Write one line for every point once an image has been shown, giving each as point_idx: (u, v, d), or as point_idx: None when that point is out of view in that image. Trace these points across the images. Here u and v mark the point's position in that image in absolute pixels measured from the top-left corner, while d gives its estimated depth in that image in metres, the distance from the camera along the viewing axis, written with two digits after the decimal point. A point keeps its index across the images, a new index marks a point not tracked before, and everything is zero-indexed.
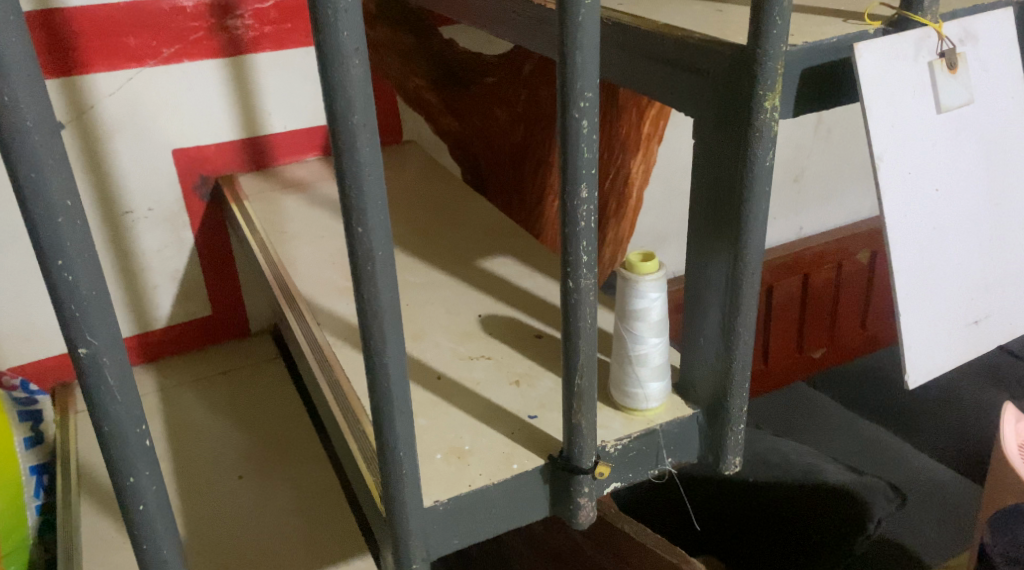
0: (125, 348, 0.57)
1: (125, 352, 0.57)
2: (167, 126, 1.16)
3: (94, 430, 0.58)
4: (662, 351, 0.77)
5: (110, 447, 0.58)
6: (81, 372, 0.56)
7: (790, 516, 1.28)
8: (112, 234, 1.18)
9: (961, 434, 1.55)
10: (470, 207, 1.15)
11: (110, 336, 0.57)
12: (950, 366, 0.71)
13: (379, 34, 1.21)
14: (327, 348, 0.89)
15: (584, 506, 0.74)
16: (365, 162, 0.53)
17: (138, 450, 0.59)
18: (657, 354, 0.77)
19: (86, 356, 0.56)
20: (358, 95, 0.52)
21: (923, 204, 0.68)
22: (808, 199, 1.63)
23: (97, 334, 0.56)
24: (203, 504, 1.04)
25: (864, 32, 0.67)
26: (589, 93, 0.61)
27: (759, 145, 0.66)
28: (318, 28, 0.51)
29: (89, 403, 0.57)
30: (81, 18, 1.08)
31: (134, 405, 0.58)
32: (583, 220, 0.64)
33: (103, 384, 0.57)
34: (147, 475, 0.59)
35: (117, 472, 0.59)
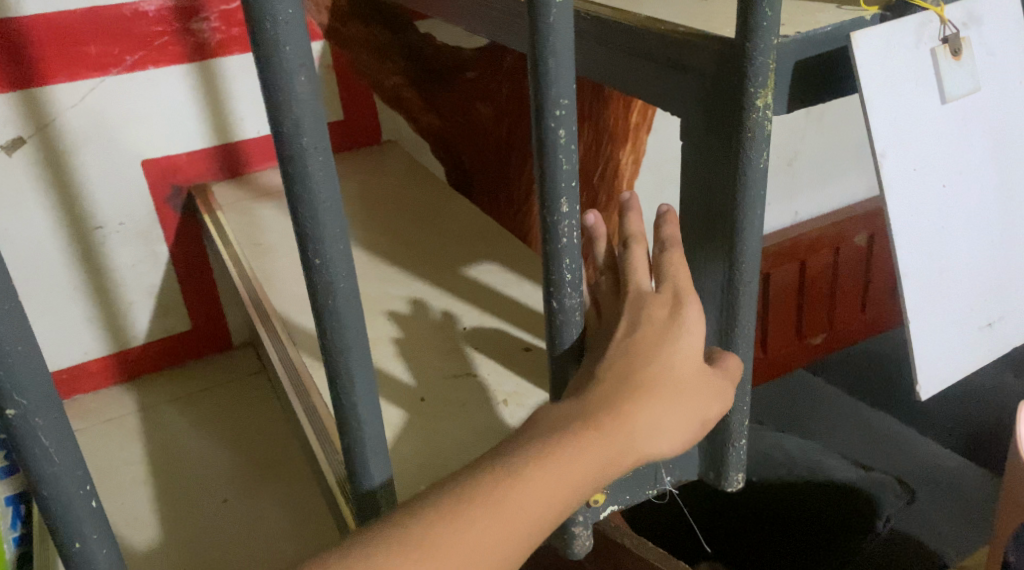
0: (60, 406, 0.54)
1: (60, 411, 0.54)
2: (134, 136, 1.11)
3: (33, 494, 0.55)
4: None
5: (52, 511, 0.55)
6: (12, 435, 0.53)
7: (800, 523, 1.24)
8: (82, 252, 1.12)
9: (971, 421, 1.51)
10: (453, 210, 1.10)
11: (42, 395, 0.53)
12: (963, 372, 0.67)
13: (352, 30, 1.15)
14: (303, 373, 0.84)
15: (580, 535, 0.70)
16: (319, 186, 0.55)
17: (84, 513, 0.55)
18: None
19: (16, 417, 0.53)
20: (305, 113, 0.53)
21: (930, 201, 0.63)
22: (803, 183, 1.58)
23: (28, 394, 0.52)
24: (186, 532, 0.99)
25: (861, 19, 0.62)
26: (565, 99, 0.59)
27: (752, 146, 0.61)
28: (260, 49, 0.52)
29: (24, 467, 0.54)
30: (38, 27, 1.03)
31: (75, 466, 0.55)
32: (565, 236, 0.62)
33: (37, 446, 0.54)
34: (95, 538, 0.56)
35: (63, 537, 0.55)
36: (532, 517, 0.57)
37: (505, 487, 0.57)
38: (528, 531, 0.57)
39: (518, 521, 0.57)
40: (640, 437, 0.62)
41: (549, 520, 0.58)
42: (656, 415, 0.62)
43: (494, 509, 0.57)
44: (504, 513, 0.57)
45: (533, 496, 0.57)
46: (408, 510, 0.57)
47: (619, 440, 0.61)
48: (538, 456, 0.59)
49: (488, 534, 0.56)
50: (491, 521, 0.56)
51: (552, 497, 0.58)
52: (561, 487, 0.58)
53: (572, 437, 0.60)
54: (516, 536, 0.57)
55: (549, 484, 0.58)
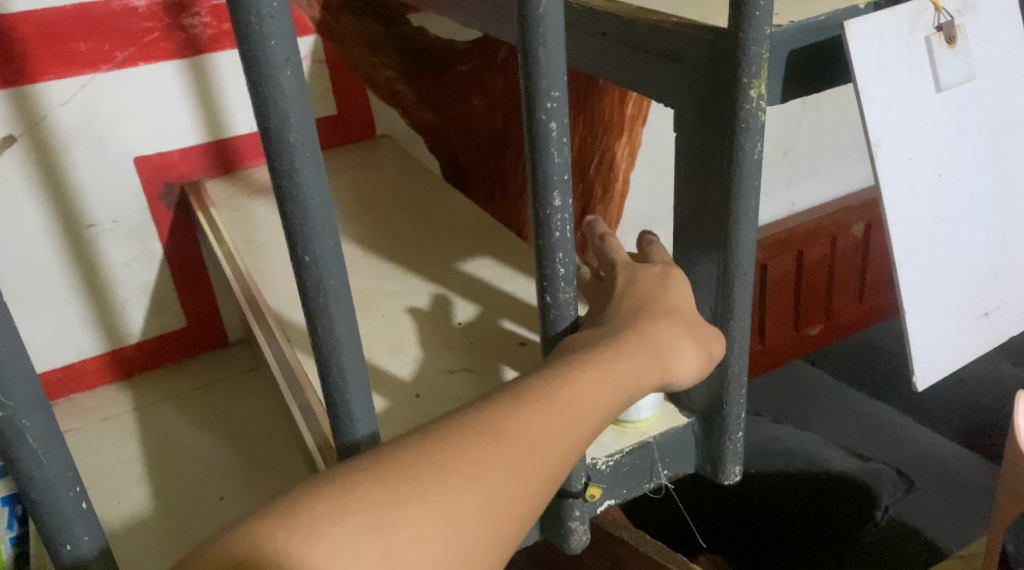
0: (48, 408, 0.54)
1: (48, 412, 0.54)
2: (125, 133, 1.10)
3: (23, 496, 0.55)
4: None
5: (42, 513, 0.55)
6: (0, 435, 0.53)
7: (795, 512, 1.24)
8: (75, 250, 1.11)
9: (969, 410, 1.51)
10: (447, 205, 1.09)
11: (30, 396, 0.53)
12: (961, 363, 0.66)
13: (344, 25, 1.15)
14: (298, 370, 0.84)
15: (577, 530, 0.69)
16: (308, 181, 0.54)
17: (74, 515, 0.56)
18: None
19: (4, 419, 0.53)
20: (293, 110, 0.53)
21: (927, 191, 0.63)
22: (799, 173, 1.58)
23: (15, 395, 0.52)
24: (181, 529, 0.98)
25: (854, 8, 0.62)
26: (556, 92, 0.58)
27: (746, 137, 0.61)
28: (247, 43, 0.51)
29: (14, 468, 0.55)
30: (27, 23, 1.02)
31: (64, 467, 0.55)
32: (558, 230, 0.62)
33: (25, 448, 0.54)
34: (86, 540, 0.57)
35: (54, 538, 0.56)
36: (579, 415, 0.61)
37: (553, 387, 0.61)
38: (577, 427, 0.61)
39: (568, 417, 0.60)
40: (662, 350, 0.65)
41: (592, 420, 0.61)
42: (673, 332, 0.66)
43: (546, 405, 0.60)
44: (555, 410, 0.60)
45: (579, 397, 0.61)
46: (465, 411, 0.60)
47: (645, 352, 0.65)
48: (576, 364, 0.63)
49: (543, 425, 0.59)
50: (543, 412, 0.60)
51: (594, 398, 0.62)
52: (602, 390, 0.62)
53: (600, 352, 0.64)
54: (566, 430, 0.60)
55: (592, 387, 0.62)
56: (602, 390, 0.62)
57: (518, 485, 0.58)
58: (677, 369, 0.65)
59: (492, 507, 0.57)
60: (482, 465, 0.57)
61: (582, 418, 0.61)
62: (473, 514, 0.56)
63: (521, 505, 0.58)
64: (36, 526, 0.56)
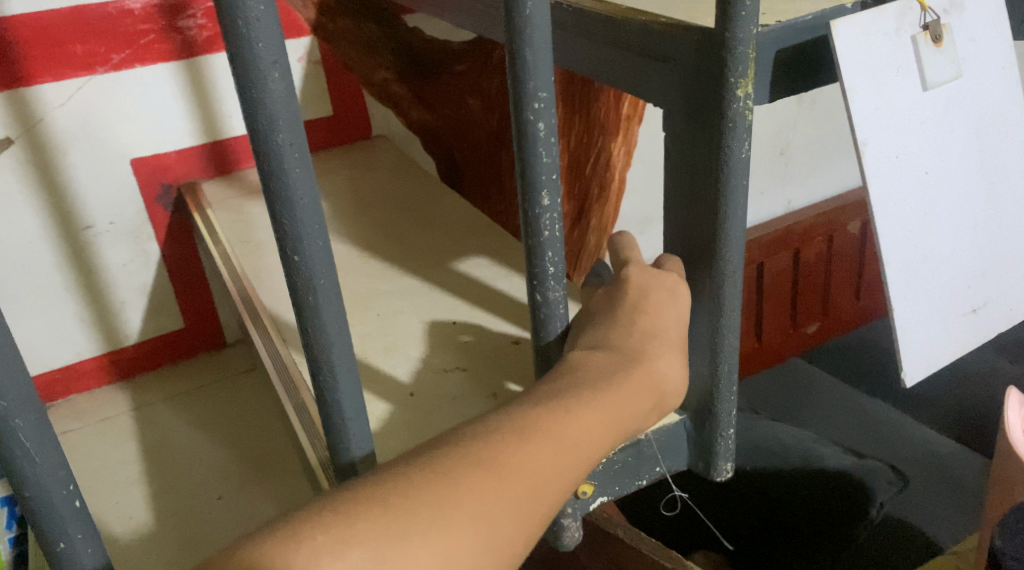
0: (41, 408, 0.55)
1: (42, 412, 0.55)
2: (121, 135, 1.11)
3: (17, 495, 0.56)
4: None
5: (37, 512, 0.56)
6: None
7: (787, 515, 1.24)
8: (71, 252, 1.12)
9: (964, 407, 1.51)
10: (442, 205, 1.10)
11: (23, 396, 0.54)
12: (948, 360, 0.67)
13: (340, 25, 1.17)
14: (293, 371, 0.85)
15: (569, 527, 0.71)
16: (296, 182, 0.55)
17: (68, 514, 0.57)
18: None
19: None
20: (281, 112, 0.53)
21: (915, 188, 0.63)
22: (795, 172, 1.58)
23: (9, 395, 0.53)
24: (179, 530, 0.99)
25: (841, 8, 0.62)
26: (543, 93, 0.59)
27: (734, 136, 0.61)
28: (235, 45, 0.52)
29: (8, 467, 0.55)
30: (23, 26, 1.02)
31: (59, 466, 0.56)
32: (547, 230, 0.62)
33: (18, 447, 0.54)
34: (80, 538, 0.57)
35: (47, 537, 0.57)
36: (581, 450, 0.61)
37: (555, 420, 0.60)
38: (578, 462, 0.60)
39: (570, 452, 0.60)
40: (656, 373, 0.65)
41: (591, 447, 0.61)
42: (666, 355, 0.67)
43: (547, 432, 0.60)
44: (557, 445, 0.60)
45: (581, 431, 0.61)
46: (466, 438, 0.59)
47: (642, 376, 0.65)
48: (578, 396, 0.62)
49: (545, 460, 0.59)
50: (541, 440, 0.59)
51: (596, 433, 0.61)
52: (604, 424, 0.62)
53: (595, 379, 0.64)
54: (569, 465, 0.60)
55: (594, 421, 0.62)
56: (604, 424, 0.62)
57: (520, 522, 0.57)
58: (671, 401, 0.67)
59: (495, 546, 0.56)
60: (486, 502, 0.56)
61: (584, 453, 0.61)
62: (476, 552, 0.55)
63: (522, 542, 0.57)
64: (30, 525, 0.56)
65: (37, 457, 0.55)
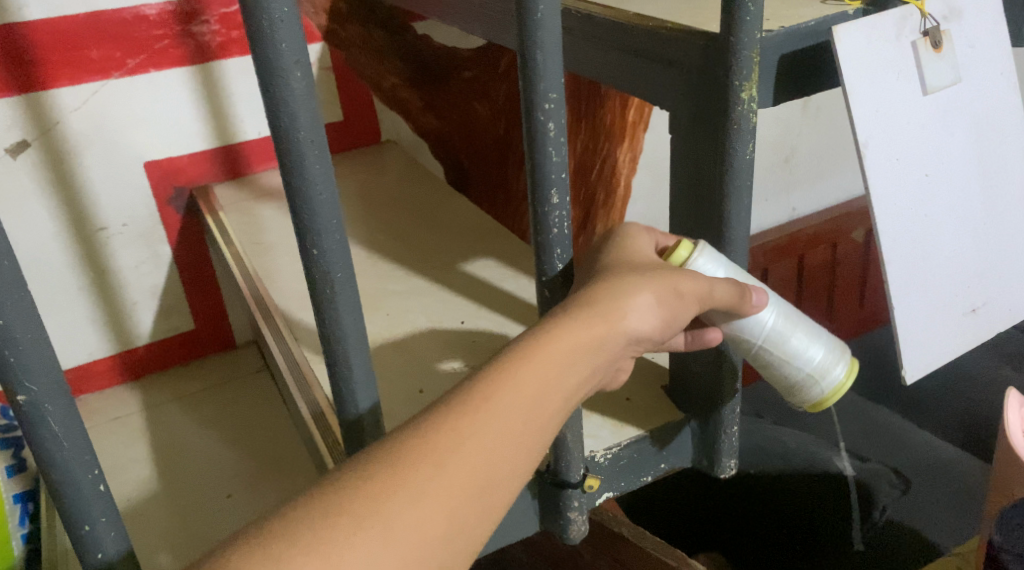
0: (68, 393, 0.57)
1: (68, 397, 0.57)
2: (136, 139, 1.12)
3: (44, 479, 0.58)
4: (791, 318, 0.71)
5: (63, 495, 0.58)
6: (22, 419, 0.56)
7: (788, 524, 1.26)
8: (86, 253, 1.14)
9: (966, 412, 1.52)
10: (450, 207, 1.12)
11: (50, 381, 0.56)
12: (948, 358, 0.68)
13: (350, 32, 1.17)
14: (305, 368, 0.87)
15: (575, 520, 0.72)
16: (316, 177, 0.57)
17: (90, 497, 0.59)
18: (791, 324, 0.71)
19: (27, 403, 0.56)
20: (301, 109, 0.55)
21: (914, 190, 0.65)
22: (799, 180, 1.60)
23: (36, 380, 0.56)
24: (188, 525, 1.00)
25: (844, 14, 0.64)
26: (553, 94, 0.61)
27: (738, 137, 0.63)
28: (258, 44, 0.54)
29: (36, 453, 0.57)
30: (40, 32, 1.04)
31: (84, 452, 0.58)
32: (555, 227, 0.64)
33: (46, 431, 0.57)
34: (103, 521, 0.60)
35: (73, 521, 0.59)
36: (503, 418, 0.57)
37: (472, 395, 0.58)
38: (499, 431, 0.57)
39: (488, 422, 0.57)
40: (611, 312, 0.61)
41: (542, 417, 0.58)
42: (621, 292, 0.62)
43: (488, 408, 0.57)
44: (471, 420, 0.57)
45: (504, 398, 0.58)
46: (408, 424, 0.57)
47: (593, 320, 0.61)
48: (501, 362, 0.59)
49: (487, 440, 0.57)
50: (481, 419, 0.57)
51: (520, 395, 0.58)
52: (531, 386, 0.58)
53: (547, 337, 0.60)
54: (487, 436, 0.57)
55: (517, 387, 0.58)
56: (531, 385, 0.58)
57: (435, 504, 0.55)
58: (631, 322, 0.62)
59: (405, 533, 0.54)
60: (391, 490, 0.54)
61: (507, 421, 0.57)
62: (384, 544, 0.53)
63: (441, 525, 0.55)
64: (57, 509, 0.59)
65: (64, 441, 0.58)
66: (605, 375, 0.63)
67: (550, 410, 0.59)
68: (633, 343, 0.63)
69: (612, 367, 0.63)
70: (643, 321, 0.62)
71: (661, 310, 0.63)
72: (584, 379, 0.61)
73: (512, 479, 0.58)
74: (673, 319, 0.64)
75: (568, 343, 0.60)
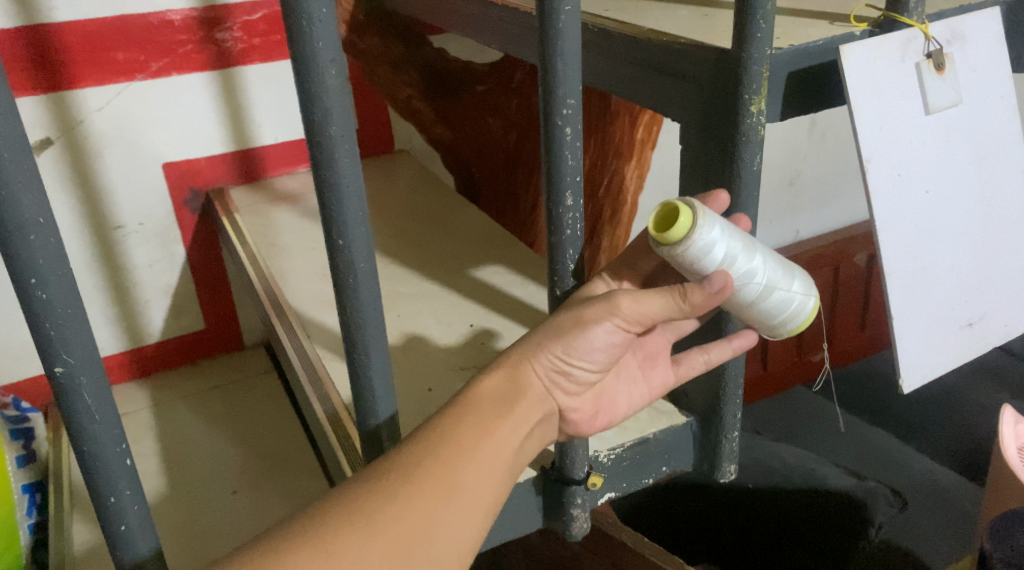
0: (102, 368, 0.61)
1: (102, 371, 0.61)
2: (156, 140, 1.14)
3: (75, 448, 0.61)
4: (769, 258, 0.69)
5: (91, 466, 0.62)
6: (59, 390, 0.60)
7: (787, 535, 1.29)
8: (103, 250, 1.15)
9: (965, 434, 1.54)
10: (462, 215, 1.14)
11: (86, 355, 0.60)
12: (945, 369, 0.71)
13: (369, 44, 1.18)
14: (317, 364, 0.89)
15: (578, 518, 0.76)
16: (344, 169, 0.61)
17: (119, 471, 0.62)
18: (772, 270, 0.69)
19: (63, 374, 0.59)
20: (334, 104, 0.60)
21: (914, 206, 0.68)
22: (804, 203, 1.62)
23: (74, 353, 0.59)
24: (194, 520, 1.02)
25: (850, 35, 0.67)
26: (571, 99, 0.64)
27: (746, 148, 0.66)
28: (297, 41, 0.58)
29: (68, 422, 0.61)
30: (68, 33, 1.06)
31: (113, 426, 0.62)
32: (569, 228, 0.68)
33: (79, 402, 0.60)
34: (127, 494, 0.63)
35: (99, 492, 0.62)
36: (464, 436, 0.64)
37: (434, 420, 0.64)
38: (463, 448, 0.63)
39: (451, 441, 0.63)
40: (525, 361, 0.68)
41: (490, 451, 0.64)
42: (526, 347, 0.69)
43: (442, 445, 0.63)
44: (436, 438, 0.63)
45: (463, 421, 0.64)
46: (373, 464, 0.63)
47: (510, 364, 0.68)
48: (455, 404, 0.65)
49: (440, 468, 0.62)
50: (434, 452, 0.62)
51: (477, 419, 0.65)
52: (487, 412, 0.65)
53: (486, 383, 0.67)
54: (452, 451, 0.63)
55: (476, 412, 0.65)
56: (486, 410, 0.65)
57: (412, 512, 0.60)
58: (534, 356, 0.68)
59: (384, 535, 0.59)
60: (372, 501, 0.60)
61: (470, 437, 0.64)
62: (364, 546, 0.58)
63: (416, 530, 0.60)
64: (85, 479, 0.62)
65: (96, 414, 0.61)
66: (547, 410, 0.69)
67: (508, 431, 0.65)
68: (558, 383, 0.69)
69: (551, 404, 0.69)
70: (552, 359, 0.68)
71: (558, 348, 0.68)
72: (524, 408, 0.67)
73: (482, 490, 0.63)
74: (588, 356, 0.69)
75: (496, 378, 0.67)
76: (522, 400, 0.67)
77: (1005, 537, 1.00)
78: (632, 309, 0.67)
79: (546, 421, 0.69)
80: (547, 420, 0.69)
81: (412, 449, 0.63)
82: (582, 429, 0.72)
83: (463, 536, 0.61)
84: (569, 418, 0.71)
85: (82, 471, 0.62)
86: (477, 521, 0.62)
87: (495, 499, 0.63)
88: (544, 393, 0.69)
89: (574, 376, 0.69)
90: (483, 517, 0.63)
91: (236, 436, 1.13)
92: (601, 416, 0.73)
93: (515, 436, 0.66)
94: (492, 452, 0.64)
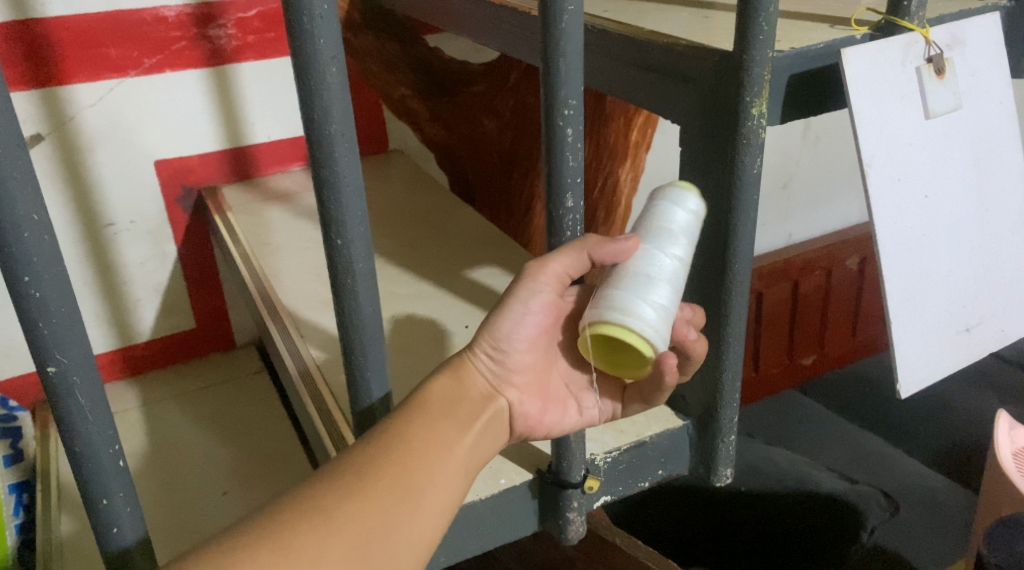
0: (94, 367, 0.60)
1: (94, 371, 0.60)
2: (148, 137, 1.13)
3: (66, 449, 0.61)
4: (676, 284, 0.67)
5: (83, 466, 0.61)
6: (50, 389, 0.59)
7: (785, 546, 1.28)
8: (93, 248, 1.14)
9: (957, 439, 1.54)
10: (456, 216, 1.13)
11: (79, 355, 0.59)
12: (942, 375, 0.71)
13: (362, 42, 1.16)
14: (310, 364, 0.88)
15: (574, 520, 0.75)
16: (343, 168, 0.60)
17: (111, 471, 0.61)
18: (669, 276, 0.66)
19: (55, 374, 0.59)
20: (335, 103, 0.59)
21: (914, 211, 0.68)
22: (797, 206, 1.62)
23: (67, 352, 0.58)
24: (184, 519, 1.01)
25: (851, 38, 0.67)
26: (573, 100, 0.63)
27: (747, 151, 0.66)
28: (297, 37, 0.57)
29: (59, 423, 0.60)
30: (60, 28, 1.05)
31: (106, 426, 0.61)
32: (569, 229, 0.68)
33: (72, 403, 0.59)
34: (120, 496, 0.62)
35: (91, 494, 0.61)
36: (416, 436, 0.67)
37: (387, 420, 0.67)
38: (416, 447, 0.66)
39: (403, 442, 0.66)
40: (466, 364, 0.72)
41: (440, 451, 0.67)
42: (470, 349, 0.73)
43: (393, 445, 0.66)
44: (388, 440, 0.66)
45: (416, 422, 0.67)
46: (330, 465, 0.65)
47: (455, 365, 0.72)
48: (407, 406, 0.69)
49: (393, 466, 0.64)
50: (385, 451, 0.65)
51: (429, 418, 0.68)
52: (437, 415, 0.69)
53: (436, 385, 0.71)
54: (404, 453, 0.65)
55: (429, 412, 0.68)
56: (437, 410, 0.69)
57: (364, 511, 0.62)
58: (473, 355, 0.72)
59: (340, 533, 0.61)
60: (327, 500, 0.62)
61: (423, 437, 0.67)
62: (324, 543, 0.60)
63: (375, 528, 0.62)
64: (77, 480, 0.61)
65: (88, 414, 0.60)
66: (493, 407, 0.72)
67: (457, 431, 0.69)
68: (498, 378, 0.72)
69: (495, 399, 0.72)
70: (484, 353, 0.72)
71: (487, 341, 0.72)
72: (471, 408, 0.70)
73: (436, 488, 0.66)
74: (518, 341, 0.72)
75: (445, 379, 0.71)
76: (467, 399, 0.71)
77: (997, 541, 1.00)
78: (544, 272, 0.69)
79: (495, 420, 0.72)
80: (496, 419, 0.72)
81: (367, 452, 0.65)
82: (530, 423, 0.73)
83: (416, 535, 0.64)
84: (516, 413, 0.73)
85: (74, 471, 0.61)
86: (431, 519, 0.65)
87: (450, 499, 0.66)
88: (487, 388, 0.72)
89: (511, 366, 0.72)
90: (435, 517, 0.65)
91: (225, 438, 1.12)
92: (548, 412, 0.73)
93: (465, 436, 0.69)
94: (442, 451, 0.67)
